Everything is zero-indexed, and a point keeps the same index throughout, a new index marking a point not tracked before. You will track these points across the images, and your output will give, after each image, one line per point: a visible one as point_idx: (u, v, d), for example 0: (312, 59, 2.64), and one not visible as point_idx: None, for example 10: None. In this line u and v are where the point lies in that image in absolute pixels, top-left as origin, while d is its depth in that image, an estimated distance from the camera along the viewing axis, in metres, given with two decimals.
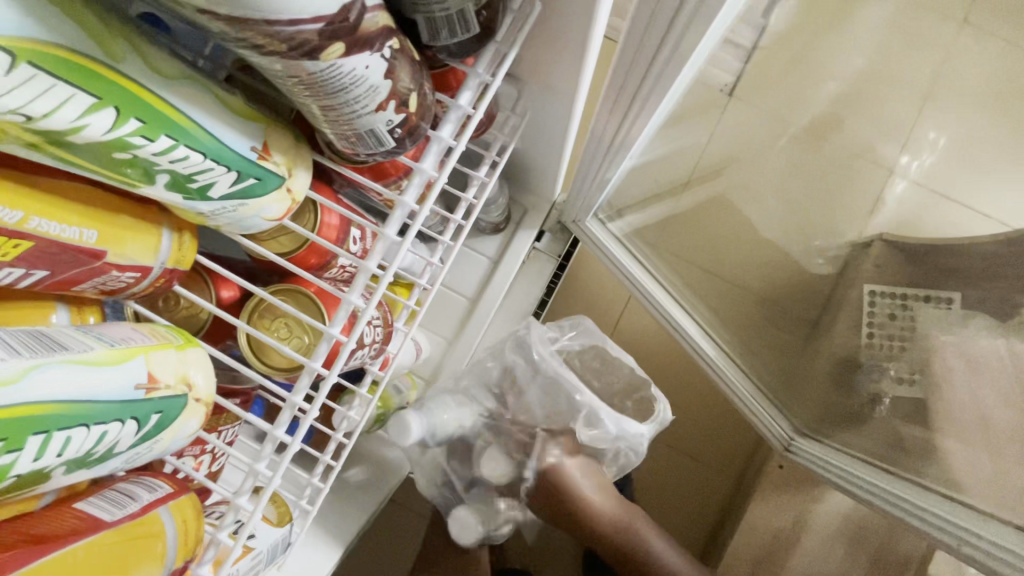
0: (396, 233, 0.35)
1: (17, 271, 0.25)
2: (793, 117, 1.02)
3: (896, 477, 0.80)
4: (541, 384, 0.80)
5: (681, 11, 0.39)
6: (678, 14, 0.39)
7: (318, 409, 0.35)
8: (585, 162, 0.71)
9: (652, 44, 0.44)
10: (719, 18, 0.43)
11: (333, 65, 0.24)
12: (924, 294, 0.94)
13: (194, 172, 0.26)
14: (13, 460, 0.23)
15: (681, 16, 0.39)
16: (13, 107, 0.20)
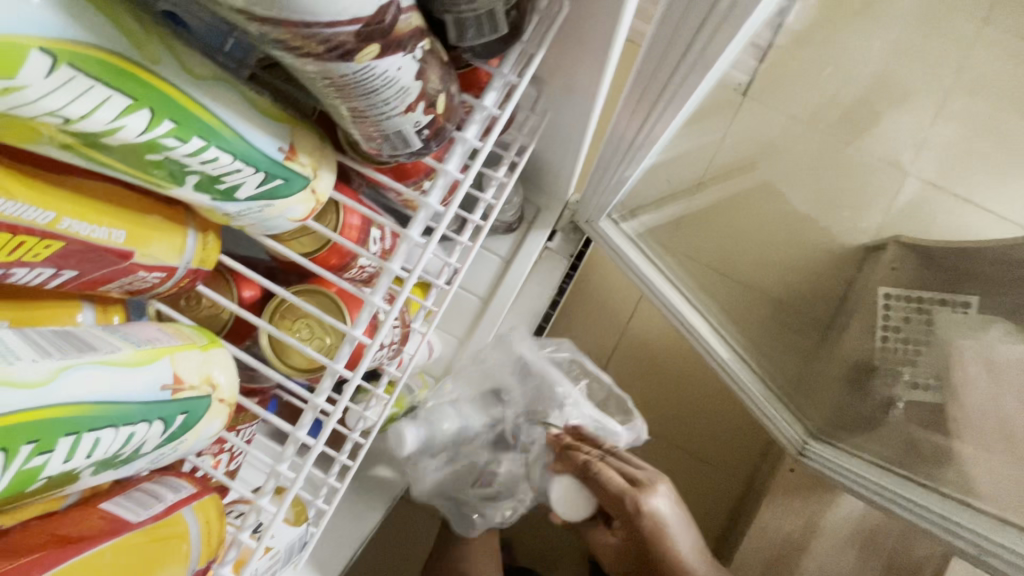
0: (420, 235, 0.35)
1: (47, 271, 0.25)
2: (809, 116, 1.01)
3: (918, 486, 0.77)
4: (532, 393, 0.79)
5: (711, 15, 0.39)
6: (708, 18, 0.39)
7: (340, 410, 0.35)
8: (604, 161, 0.70)
9: (679, 45, 0.44)
10: (748, 23, 0.42)
11: (367, 66, 0.23)
12: (941, 298, 0.93)
13: (223, 173, 0.26)
14: (45, 462, 0.23)
15: (711, 18, 0.39)
16: (51, 108, 0.19)
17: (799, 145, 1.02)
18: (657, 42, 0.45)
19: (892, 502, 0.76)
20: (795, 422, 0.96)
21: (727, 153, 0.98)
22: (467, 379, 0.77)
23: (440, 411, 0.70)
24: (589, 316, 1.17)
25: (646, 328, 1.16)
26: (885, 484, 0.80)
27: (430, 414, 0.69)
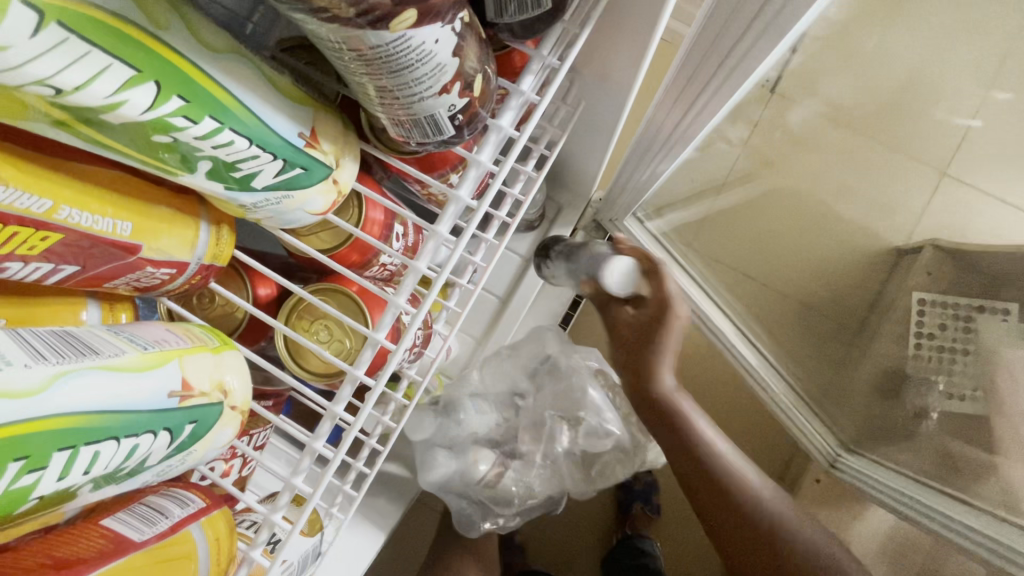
0: (449, 231, 0.32)
1: (45, 266, 0.23)
2: (843, 112, 0.95)
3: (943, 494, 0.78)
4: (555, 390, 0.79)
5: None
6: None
7: (362, 420, 0.32)
8: (634, 157, 0.66)
9: (733, 31, 0.40)
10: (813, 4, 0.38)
11: (402, 37, 0.21)
12: (977, 304, 0.85)
13: (238, 159, 0.24)
14: (36, 481, 0.21)
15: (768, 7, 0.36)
16: (39, 76, 0.17)
17: (832, 144, 0.98)
18: (708, 27, 0.42)
19: (921, 516, 0.77)
20: (827, 432, 0.97)
21: (755, 150, 0.93)
22: (495, 376, 0.78)
23: (459, 404, 0.73)
24: None
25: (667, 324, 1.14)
26: (917, 497, 0.79)
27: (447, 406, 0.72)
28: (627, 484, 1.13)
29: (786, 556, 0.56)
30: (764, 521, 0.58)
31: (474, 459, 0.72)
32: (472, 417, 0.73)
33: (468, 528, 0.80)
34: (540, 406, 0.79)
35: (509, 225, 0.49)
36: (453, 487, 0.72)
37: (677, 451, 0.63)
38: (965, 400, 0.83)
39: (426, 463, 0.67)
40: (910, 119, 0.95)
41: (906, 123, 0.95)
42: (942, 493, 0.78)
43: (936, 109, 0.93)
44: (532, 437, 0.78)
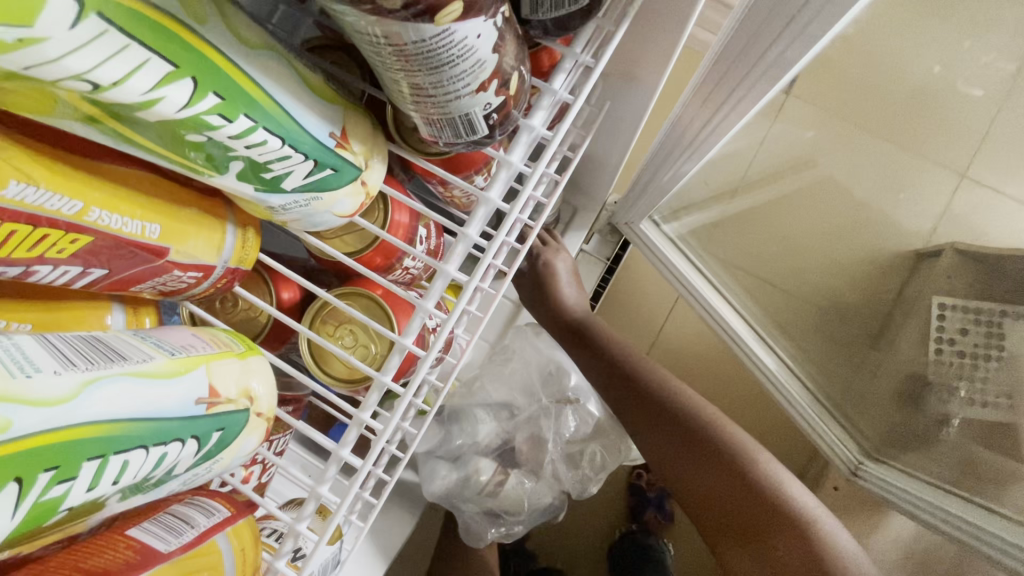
0: (478, 234, 0.31)
1: (73, 268, 0.22)
2: (865, 115, 0.94)
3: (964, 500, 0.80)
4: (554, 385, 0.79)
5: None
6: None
7: (389, 429, 0.31)
8: (658, 161, 0.65)
9: (765, 36, 0.39)
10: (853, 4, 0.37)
11: (445, 32, 0.20)
12: (1000, 309, 0.84)
13: (271, 159, 0.23)
14: (66, 491, 0.20)
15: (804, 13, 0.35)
16: (76, 70, 0.16)
17: (852, 146, 0.96)
18: (741, 31, 0.41)
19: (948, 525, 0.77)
20: (849, 440, 0.92)
21: (774, 153, 0.93)
22: (495, 382, 0.76)
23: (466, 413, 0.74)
24: (620, 322, 1.11)
25: (682, 327, 1.12)
26: (944, 505, 0.79)
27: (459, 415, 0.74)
28: (638, 488, 1.12)
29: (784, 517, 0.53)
30: (763, 491, 0.55)
31: (475, 468, 0.73)
32: (477, 428, 0.74)
33: (472, 537, 0.78)
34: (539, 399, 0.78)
35: (534, 227, 0.47)
36: (456, 498, 0.73)
37: (661, 437, 0.61)
38: (988, 407, 0.82)
39: (427, 475, 0.69)
40: (933, 123, 0.93)
41: (932, 123, 0.94)
42: (972, 504, 0.78)
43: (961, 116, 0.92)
44: (536, 431, 0.77)
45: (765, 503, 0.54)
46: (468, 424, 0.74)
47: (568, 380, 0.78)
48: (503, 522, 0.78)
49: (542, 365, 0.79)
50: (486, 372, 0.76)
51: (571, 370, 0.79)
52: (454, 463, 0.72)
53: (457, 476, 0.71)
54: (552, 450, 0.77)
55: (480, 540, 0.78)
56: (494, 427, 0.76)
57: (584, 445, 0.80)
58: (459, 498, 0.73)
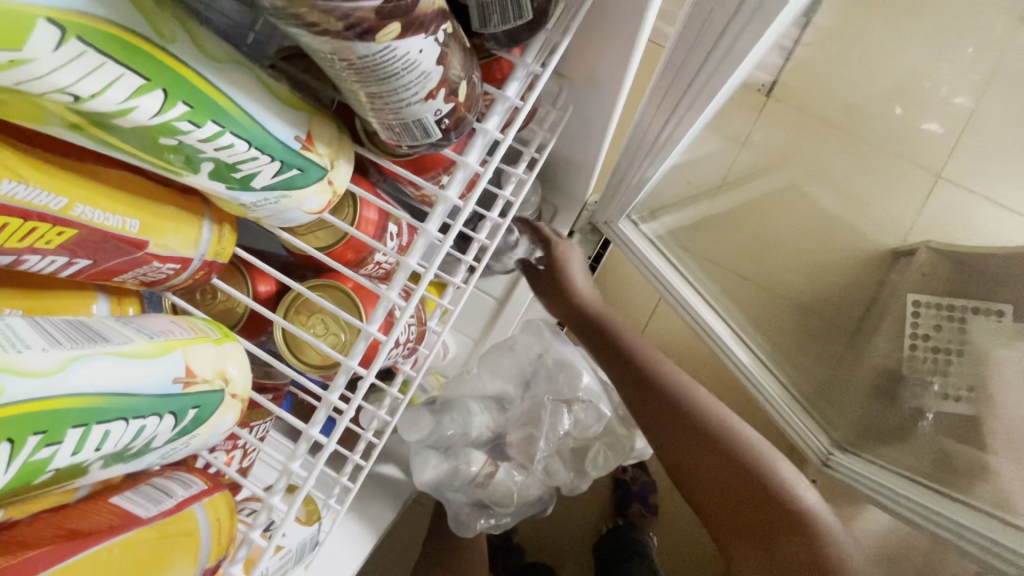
0: (438, 229, 0.34)
1: (60, 258, 0.25)
2: (837, 120, 0.99)
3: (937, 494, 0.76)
4: (557, 382, 0.83)
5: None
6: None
7: (354, 409, 0.34)
8: (625, 160, 0.68)
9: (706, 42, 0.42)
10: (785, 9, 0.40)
11: (388, 48, 0.22)
12: (972, 305, 0.86)
13: (239, 161, 0.25)
14: (53, 454, 0.22)
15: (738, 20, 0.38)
16: (60, 85, 0.19)
17: (824, 145, 1.00)
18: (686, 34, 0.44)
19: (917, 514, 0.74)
20: (819, 431, 0.94)
21: (750, 154, 0.97)
22: (489, 374, 0.81)
23: (455, 404, 0.74)
24: None
25: (665, 330, 1.15)
26: (909, 494, 0.77)
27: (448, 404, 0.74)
28: (623, 483, 1.15)
29: (791, 519, 0.56)
30: (768, 486, 0.59)
31: (466, 458, 0.73)
32: (469, 419, 0.74)
33: (462, 528, 0.79)
34: (530, 395, 0.82)
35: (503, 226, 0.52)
36: (446, 488, 0.73)
37: (675, 437, 0.64)
38: (958, 401, 0.83)
39: (419, 463, 0.68)
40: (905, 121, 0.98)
41: (899, 127, 0.99)
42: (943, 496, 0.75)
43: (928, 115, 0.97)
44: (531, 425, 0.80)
45: (778, 510, 0.57)
46: (461, 413, 0.74)
47: (580, 381, 0.83)
48: (492, 514, 0.80)
49: (529, 360, 0.84)
50: (481, 366, 0.82)
51: (583, 372, 0.84)
52: (447, 454, 0.72)
53: (448, 466, 0.71)
54: (545, 447, 0.80)
55: (471, 530, 0.79)
56: (487, 419, 0.77)
57: (590, 443, 0.86)
58: (450, 488, 0.74)
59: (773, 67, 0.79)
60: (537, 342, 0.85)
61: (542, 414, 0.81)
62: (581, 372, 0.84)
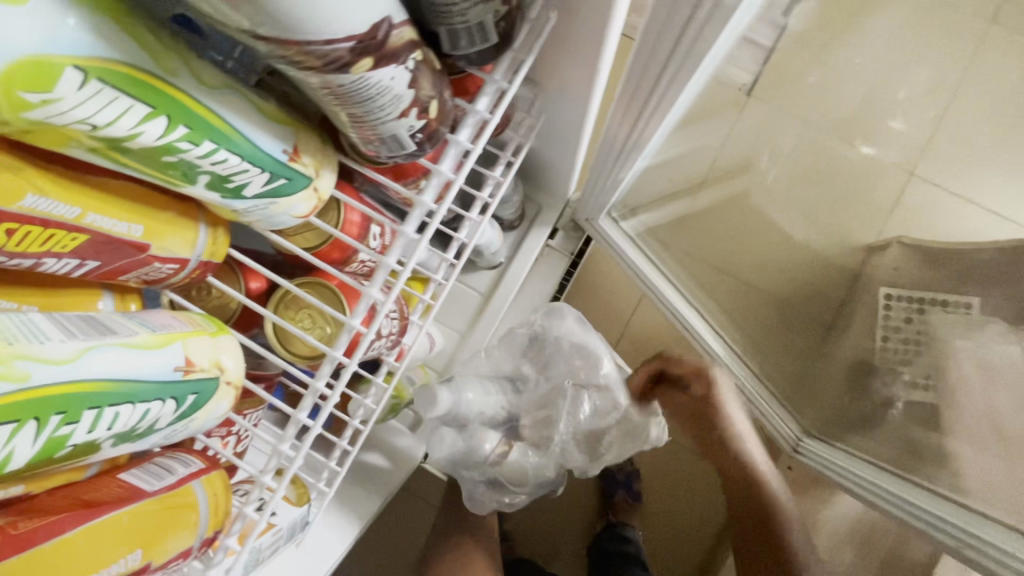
0: (414, 231, 0.37)
1: (72, 260, 0.28)
2: (819, 118, 1.00)
3: (901, 478, 0.79)
4: (563, 365, 0.84)
5: (696, 14, 0.39)
6: (694, 16, 0.39)
7: (338, 395, 0.37)
8: (598, 164, 0.73)
9: (658, 61, 0.45)
10: (734, 17, 0.42)
11: (362, 77, 0.26)
12: (941, 298, 0.91)
13: (232, 173, 0.29)
14: (70, 432, 0.26)
15: (686, 36, 0.41)
16: (81, 117, 0.22)
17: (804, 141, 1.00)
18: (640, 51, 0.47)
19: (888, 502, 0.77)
20: (790, 419, 0.99)
21: (734, 150, 0.97)
22: (506, 359, 0.83)
23: (466, 381, 0.74)
24: (591, 316, 1.19)
25: (648, 325, 1.19)
26: (877, 479, 0.81)
27: (456, 381, 0.73)
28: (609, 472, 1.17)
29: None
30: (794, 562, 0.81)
31: (480, 438, 0.75)
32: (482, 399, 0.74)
33: (475, 504, 0.85)
34: (540, 378, 0.83)
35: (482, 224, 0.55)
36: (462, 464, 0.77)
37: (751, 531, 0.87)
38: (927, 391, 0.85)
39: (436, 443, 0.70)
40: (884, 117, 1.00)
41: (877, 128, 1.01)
42: (907, 481, 0.78)
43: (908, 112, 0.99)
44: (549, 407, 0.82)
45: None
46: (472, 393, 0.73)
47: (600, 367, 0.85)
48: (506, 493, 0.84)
49: (542, 340, 0.85)
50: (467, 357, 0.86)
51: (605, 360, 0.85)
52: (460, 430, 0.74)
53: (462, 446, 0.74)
54: (562, 431, 0.82)
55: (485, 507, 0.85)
56: (500, 400, 0.78)
57: (606, 430, 0.86)
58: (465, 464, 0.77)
59: (752, 68, 0.82)
60: (555, 330, 0.85)
61: (563, 399, 0.82)
62: (598, 360, 0.85)
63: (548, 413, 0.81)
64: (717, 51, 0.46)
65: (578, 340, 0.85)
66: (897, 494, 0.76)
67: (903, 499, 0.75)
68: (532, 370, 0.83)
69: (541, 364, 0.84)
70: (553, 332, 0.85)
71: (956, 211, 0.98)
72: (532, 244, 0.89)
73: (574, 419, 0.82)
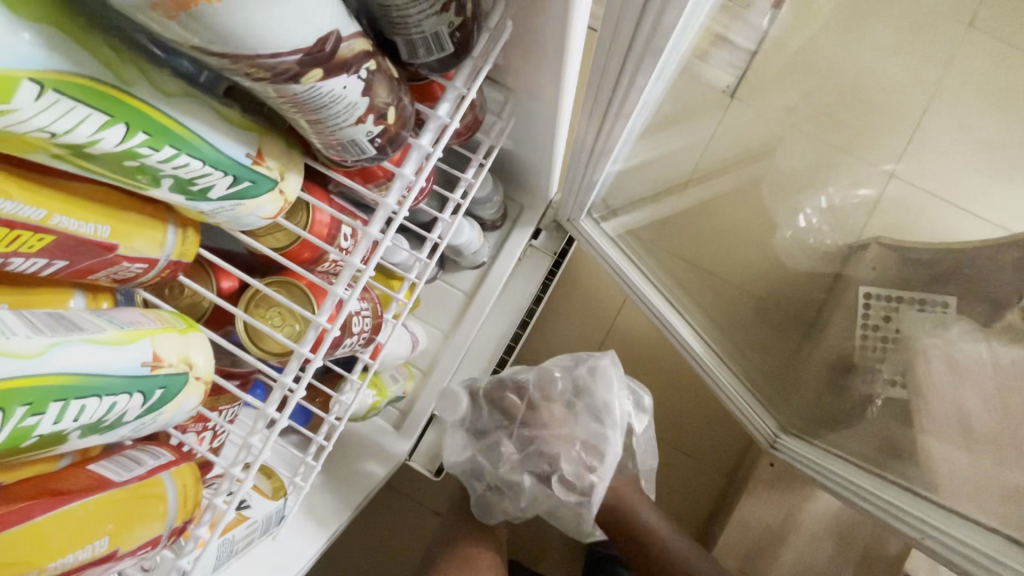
0: (379, 231, 0.39)
1: (41, 260, 0.29)
2: (804, 119, 1.00)
3: (882, 480, 0.81)
4: (576, 425, 0.84)
5: (645, 16, 0.40)
6: (644, 16, 0.40)
7: (304, 389, 0.39)
8: (572, 166, 0.75)
9: (615, 61, 0.47)
10: (686, 18, 0.44)
11: (313, 87, 0.27)
12: (919, 300, 0.91)
13: (195, 176, 0.30)
14: (36, 423, 0.27)
15: (639, 37, 0.43)
16: (40, 126, 0.23)
17: (788, 145, 1.02)
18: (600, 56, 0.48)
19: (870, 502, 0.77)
20: (767, 416, 1.03)
21: (716, 151, 0.98)
22: (539, 392, 0.86)
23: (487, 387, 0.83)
24: (577, 314, 1.21)
25: (634, 324, 1.20)
26: (856, 481, 0.82)
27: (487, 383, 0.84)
28: None
29: None
30: None
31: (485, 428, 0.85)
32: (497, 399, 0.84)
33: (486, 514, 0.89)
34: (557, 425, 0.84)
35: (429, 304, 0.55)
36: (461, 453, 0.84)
37: None
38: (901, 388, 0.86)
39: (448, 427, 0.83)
40: (866, 115, 0.98)
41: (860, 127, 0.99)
42: (888, 483, 0.80)
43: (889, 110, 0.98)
44: (555, 450, 0.84)
45: None
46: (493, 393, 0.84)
47: (601, 447, 0.83)
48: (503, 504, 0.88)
49: (573, 390, 0.85)
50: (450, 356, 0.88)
51: (608, 448, 0.83)
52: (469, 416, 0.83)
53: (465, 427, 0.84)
54: (541, 477, 0.84)
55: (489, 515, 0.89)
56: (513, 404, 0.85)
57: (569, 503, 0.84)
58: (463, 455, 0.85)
59: (732, 70, 0.85)
60: (594, 383, 0.84)
61: (562, 451, 0.83)
62: (606, 440, 0.83)
63: (539, 455, 0.84)
64: (671, 50, 0.47)
65: (595, 409, 0.84)
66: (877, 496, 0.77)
67: (883, 499, 0.76)
68: (553, 414, 0.85)
69: (563, 414, 0.85)
70: (591, 388, 0.84)
71: (932, 211, 0.99)
72: (514, 244, 0.91)
73: (565, 468, 0.83)
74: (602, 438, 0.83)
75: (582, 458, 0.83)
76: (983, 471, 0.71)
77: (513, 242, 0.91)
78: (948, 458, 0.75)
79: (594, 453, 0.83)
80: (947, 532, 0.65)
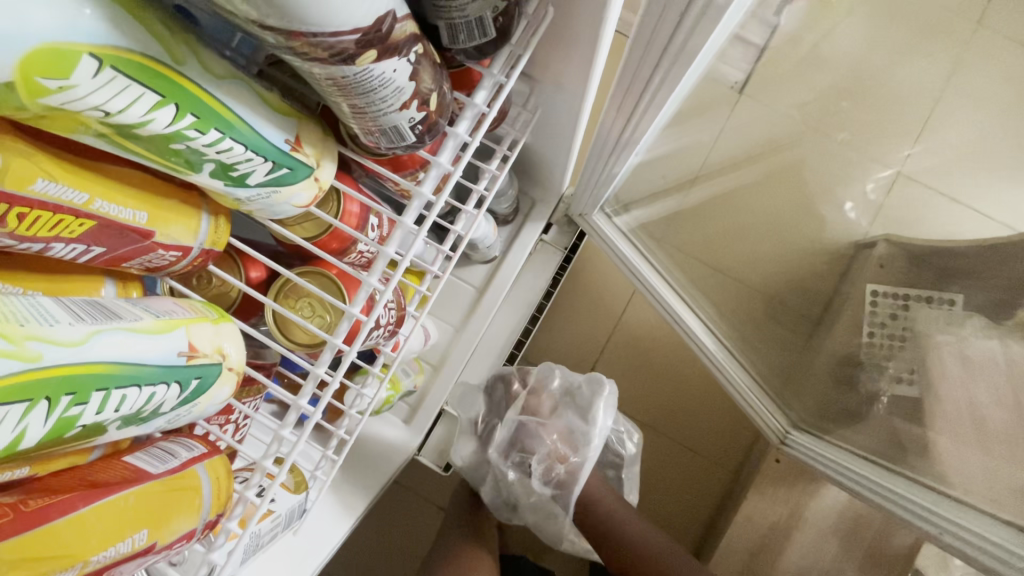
0: (413, 221, 0.38)
1: (80, 246, 0.28)
2: (816, 115, 0.99)
3: (894, 474, 0.80)
4: (561, 423, 0.87)
5: (688, 14, 0.40)
6: (687, 14, 0.40)
7: (337, 381, 0.38)
8: (592, 161, 0.75)
9: (650, 59, 0.47)
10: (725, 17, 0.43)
11: (366, 69, 0.27)
12: (927, 296, 0.91)
13: (236, 162, 0.29)
14: (80, 412, 0.26)
15: (678, 35, 0.42)
16: (94, 104, 0.23)
17: (803, 144, 1.02)
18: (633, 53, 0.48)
19: (886, 499, 0.77)
20: (778, 412, 1.03)
21: (727, 146, 0.98)
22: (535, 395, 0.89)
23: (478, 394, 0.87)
24: (583, 309, 1.21)
25: (639, 319, 1.20)
26: (869, 475, 0.82)
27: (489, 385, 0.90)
28: None
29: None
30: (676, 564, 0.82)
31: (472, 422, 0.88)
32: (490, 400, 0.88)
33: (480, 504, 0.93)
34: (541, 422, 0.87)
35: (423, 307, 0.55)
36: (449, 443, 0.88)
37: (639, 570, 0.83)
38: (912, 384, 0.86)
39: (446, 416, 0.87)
40: (877, 113, 0.98)
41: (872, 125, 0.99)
42: (901, 477, 0.79)
43: (902, 107, 0.97)
44: (536, 443, 0.87)
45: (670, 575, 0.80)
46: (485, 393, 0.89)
47: (581, 445, 0.85)
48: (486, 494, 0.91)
49: (563, 391, 0.89)
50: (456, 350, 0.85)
51: (590, 446, 0.84)
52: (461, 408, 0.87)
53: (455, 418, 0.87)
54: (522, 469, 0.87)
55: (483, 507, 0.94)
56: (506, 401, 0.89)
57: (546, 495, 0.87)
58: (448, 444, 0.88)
59: (745, 66, 0.85)
60: (584, 386, 0.88)
61: (543, 444, 0.86)
62: (589, 438, 0.85)
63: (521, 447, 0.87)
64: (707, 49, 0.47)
65: (580, 409, 0.87)
66: (891, 492, 0.77)
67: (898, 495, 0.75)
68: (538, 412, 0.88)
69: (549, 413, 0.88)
70: (581, 391, 0.88)
71: (940, 208, 0.99)
72: (525, 238, 0.90)
73: (543, 463, 0.86)
74: (585, 436, 0.85)
75: (562, 454, 0.86)
76: (995, 466, 0.71)
77: (524, 237, 0.90)
78: (961, 457, 0.75)
79: (573, 449, 0.85)
80: (970, 530, 0.64)
